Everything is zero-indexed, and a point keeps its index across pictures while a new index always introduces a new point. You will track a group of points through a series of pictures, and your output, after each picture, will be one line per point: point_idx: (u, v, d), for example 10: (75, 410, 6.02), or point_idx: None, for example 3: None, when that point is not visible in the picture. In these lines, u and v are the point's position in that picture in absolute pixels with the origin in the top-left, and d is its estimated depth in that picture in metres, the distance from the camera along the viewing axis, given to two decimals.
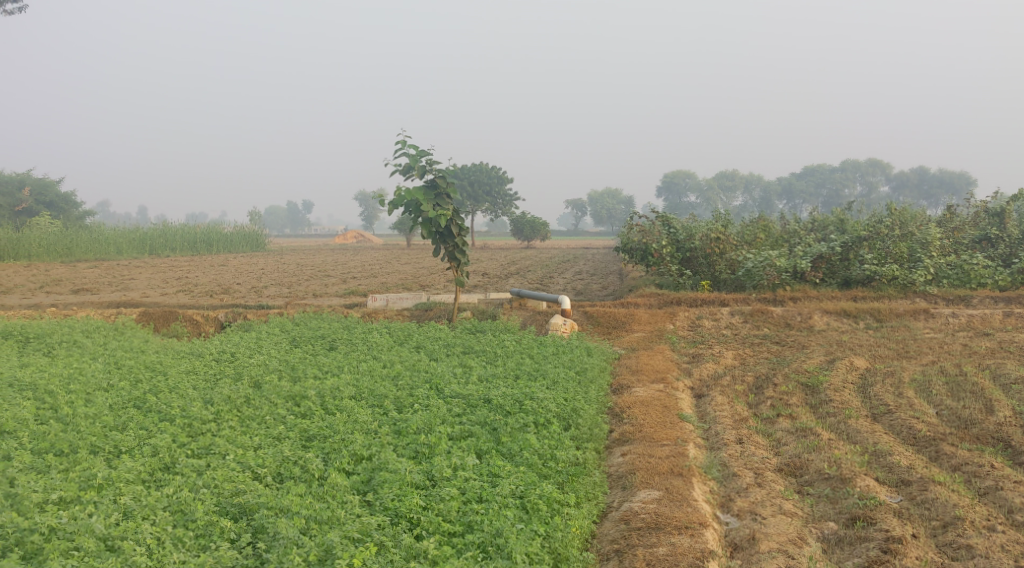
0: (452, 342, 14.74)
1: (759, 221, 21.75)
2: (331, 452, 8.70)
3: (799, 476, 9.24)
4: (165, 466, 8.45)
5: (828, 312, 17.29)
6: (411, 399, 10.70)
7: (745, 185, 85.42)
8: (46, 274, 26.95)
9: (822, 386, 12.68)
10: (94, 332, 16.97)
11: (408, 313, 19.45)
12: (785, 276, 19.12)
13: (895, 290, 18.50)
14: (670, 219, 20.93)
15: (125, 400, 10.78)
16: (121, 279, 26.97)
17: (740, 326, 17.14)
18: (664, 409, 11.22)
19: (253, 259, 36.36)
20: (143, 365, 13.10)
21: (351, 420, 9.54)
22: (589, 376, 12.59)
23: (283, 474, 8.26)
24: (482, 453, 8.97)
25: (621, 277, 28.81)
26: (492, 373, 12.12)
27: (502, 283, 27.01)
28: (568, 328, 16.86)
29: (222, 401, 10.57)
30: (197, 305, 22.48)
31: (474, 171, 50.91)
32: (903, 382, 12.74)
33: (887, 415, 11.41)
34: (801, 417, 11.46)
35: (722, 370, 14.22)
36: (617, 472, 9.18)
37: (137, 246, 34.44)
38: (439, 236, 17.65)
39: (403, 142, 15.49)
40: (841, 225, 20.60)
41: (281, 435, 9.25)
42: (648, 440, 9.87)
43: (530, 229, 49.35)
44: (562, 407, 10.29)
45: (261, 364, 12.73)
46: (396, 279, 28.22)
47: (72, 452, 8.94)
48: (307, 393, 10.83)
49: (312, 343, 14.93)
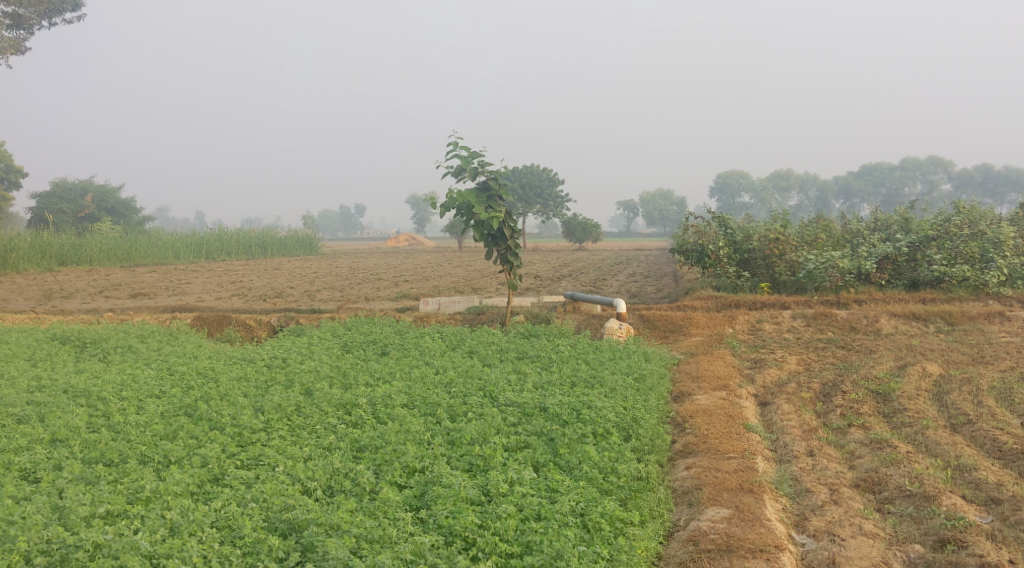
0: (505, 347, 14.40)
1: (820, 221, 21.01)
2: (383, 465, 8.40)
3: (877, 492, 8.68)
4: (214, 478, 8.22)
5: (896, 315, 16.56)
6: (465, 408, 10.36)
7: (801, 185, 83.63)
8: (106, 278, 27.31)
9: (894, 394, 12.03)
10: (149, 337, 17.02)
11: (460, 318, 19.16)
12: (849, 277, 18.39)
13: (966, 292, 17.67)
14: (727, 220, 20.34)
15: (176, 408, 10.64)
16: (178, 283, 27.19)
17: (803, 330, 16.48)
18: (728, 418, 10.71)
19: (307, 263, 36.52)
20: (196, 371, 12.99)
21: (403, 430, 9.23)
22: (648, 383, 12.12)
23: (334, 487, 7.98)
24: (539, 466, 8.59)
25: (677, 279, 28.19)
26: (547, 380, 11.74)
27: (556, 286, 26.60)
28: (623, 332, 16.40)
29: (273, 410, 10.36)
30: (251, 310, 22.50)
31: (526, 173, 50.65)
32: (982, 390, 12.03)
33: (967, 425, 10.74)
34: (874, 428, 10.86)
35: (786, 376, 13.64)
36: (682, 487, 8.72)
37: (194, 250, 34.80)
38: (491, 239, 17.33)
39: (455, 143, 15.18)
40: (906, 224, 19.75)
41: (331, 446, 8.97)
42: (713, 452, 9.38)
43: (582, 231, 48.87)
44: (621, 416, 9.85)
45: (313, 370, 12.53)
46: (448, 282, 28.01)
47: (121, 462, 8.77)
48: (358, 402, 10.57)
49: (363, 348, 14.73)
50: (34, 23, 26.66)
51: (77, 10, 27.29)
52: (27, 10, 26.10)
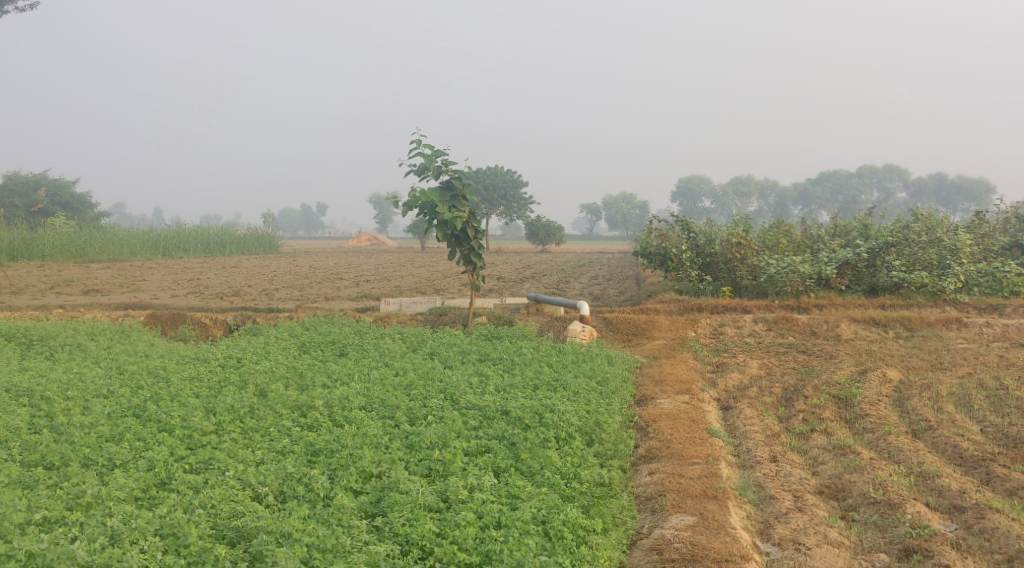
0: (467, 349, 14.16)
1: (782, 226, 21.04)
2: (338, 470, 8.11)
3: (841, 499, 8.61)
4: (161, 482, 7.88)
5: (856, 320, 16.59)
6: (424, 411, 10.10)
7: (761, 191, 84.43)
8: (58, 274, 26.60)
9: (855, 399, 12.00)
10: (99, 334, 16.52)
11: (422, 318, 18.89)
12: (810, 282, 18.42)
13: (924, 298, 17.75)
14: (689, 224, 20.32)
15: (124, 409, 10.25)
16: (133, 280, 26.57)
17: (764, 334, 16.45)
18: (691, 423, 10.58)
19: (267, 261, 35.97)
20: (146, 371, 12.57)
21: (360, 433, 8.96)
22: (611, 386, 11.96)
23: (286, 493, 7.70)
24: (500, 471, 8.36)
25: (639, 282, 28.17)
26: (509, 383, 11.52)
27: (518, 288, 26.43)
28: (586, 335, 16.24)
29: (225, 411, 10.03)
30: (207, 308, 21.99)
31: (489, 174, 50.45)
32: (942, 396, 12.04)
33: (928, 431, 10.73)
34: (837, 433, 10.81)
35: (748, 380, 13.56)
36: (645, 493, 8.56)
37: (152, 247, 34.08)
38: (455, 240, 17.09)
39: (419, 141, 14.87)
40: (865, 230, 19.85)
41: (285, 450, 8.68)
42: (677, 458, 9.23)
43: (544, 234, 48.81)
44: (584, 420, 9.66)
45: (268, 371, 12.18)
46: (409, 282, 27.70)
47: (62, 465, 8.38)
48: (314, 404, 10.28)
49: (321, 349, 14.41)
50: None
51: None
52: None
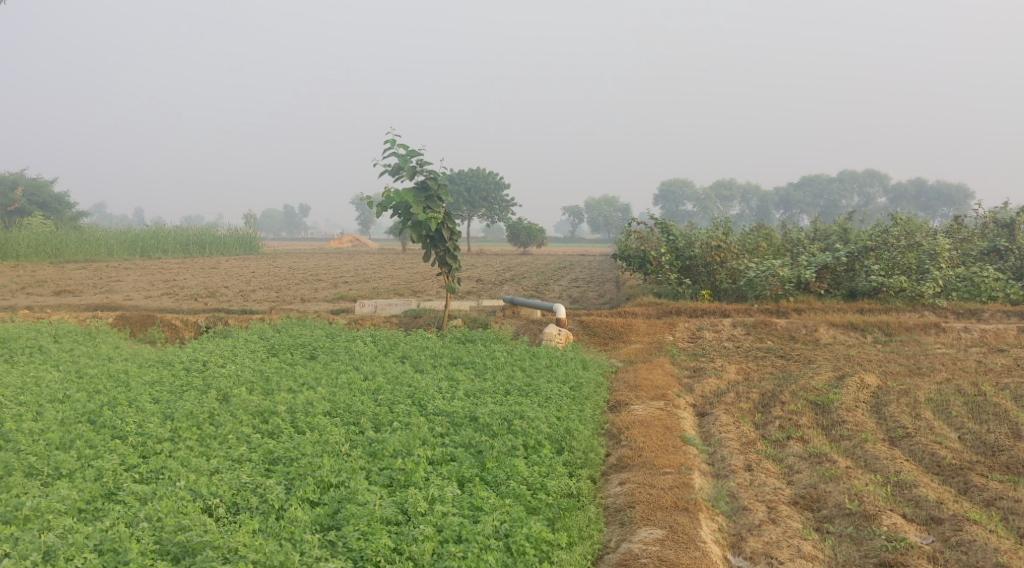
0: (439, 352, 13.85)
1: (761, 229, 20.85)
2: (295, 480, 7.79)
3: (816, 510, 8.38)
4: (108, 492, 7.56)
5: (834, 325, 16.41)
6: (391, 417, 9.79)
7: (743, 195, 84.52)
8: (31, 274, 26.06)
9: (832, 405, 11.79)
10: (64, 337, 16.07)
11: (396, 321, 18.55)
12: (789, 286, 18.24)
13: (903, 303, 17.60)
14: (669, 227, 20.16)
15: (78, 415, 9.86)
16: (107, 281, 26.05)
17: (742, 338, 16.24)
18: (665, 430, 10.32)
19: (245, 262, 35.49)
20: (107, 374, 12.17)
21: (321, 441, 8.63)
22: (585, 392, 11.68)
23: (239, 504, 7.38)
24: (464, 482, 8.08)
25: (619, 285, 27.95)
26: (480, 388, 11.22)
27: (497, 290, 26.12)
28: (562, 338, 15.96)
29: (183, 417, 9.67)
30: (179, 310, 21.53)
31: (471, 175, 50.11)
32: (919, 402, 11.84)
33: (906, 439, 10.53)
34: (813, 441, 10.59)
35: (725, 386, 13.31)
36: (615, 505, 8.30)
37: (129, 247, 33.52)
38: (430, 241, 16.78)
39: (392, 141, 14.53)
40: (845, 234, 19.71)
41: (242, 458, 8.34)
42: (649, 467, 8.96)
43: (526, 236, 48.51)
44: (554, 427, 9.37)
45: (233, 375, 11.81)
46: (388, 284, 27.33)
47: (6, 475, 8.02)
48: (277, 410, 9.94)
49: (291, 352, 14.06)
50: None
51: None
52: None
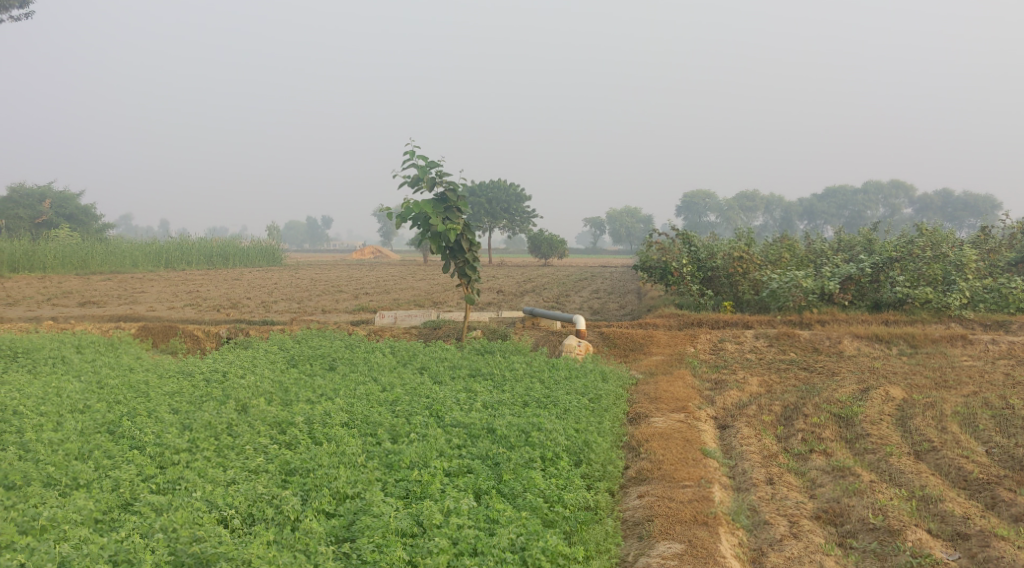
0: (458, 363, 13.80)
1: (784, 240, 20.65)
2: (311, 491, 7.75)
3: (839, 525, 8.23)
4: (125, 503, 7.57)
5: (858, 336, 16.21)
6: (408, 428, 9.75)
7: (767, 206, 83.98)
8: (57, 285, 26.32)
9: (856, 418, 11.61)
10: (87, 347, 16.18)
11: (416, 332, 18.53)
12: (813, 297, 18.03)
13: (929, 314, 17.36)
14: (691, 238, 20.02)
15: (97, 425, 9.89)
16: (131, 292, 26.26)
17: (765, 350, 16.06)
18: (685, 443, 10.19)
19: (267, 274, 35.68)
20: (128, 385, 12.21)
21: (338, 452, 8.60)
22: (604, 404, 11.57)
23: (255, 516, 7.35)
24: (480, 494, 8.00)
25: (641, 297, 27.80)
26: (498, 399, 11.15)
27: (518, 301, 26.05)
28: (582, 350, 15.85)
29: (201, 428, 9.67)
30: (201, 321, 21.65)
31: (492, 187, 50.15)
32: (946, 415, 11.63)
33: (931, 452, 10.34)
34: (836, 454, 10.42)
35: (747, 398, 13.15)
36: (633, 518, 8.19)
37: (154, 259, 33.81)
38: (449, 252, 16.76)
39: (411, 152, 14.53)
40: (869, 245, 19.48)
41: (258, 468, 8.32)
42: (668, 480, 8.85)
43: (547, 248, 48.42)
44: (572, 439, 9.28)
45: (252, 385, 11.82)
46: (409, 296, 27.35)
47: (24, 485, 8.05)
48: (294, 420, 9.91)
49: (310, 363, 14.07)
50: None
51: (26, 7, 25.86)
52: None
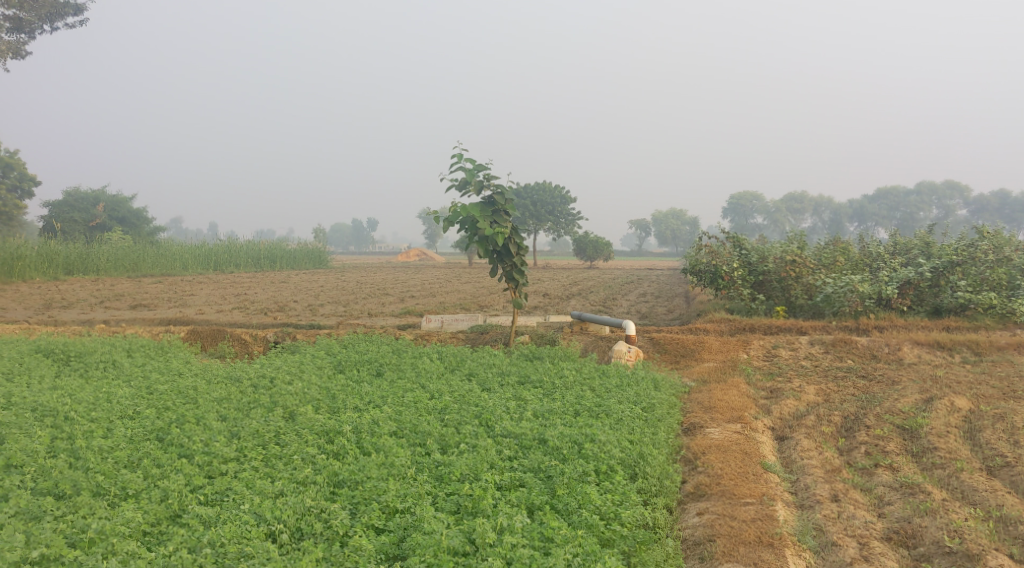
0: (507, 369, 13.57)
1: (838, 243, 20.05)
2: (360, 505, 7.55)
3: (912, 547, 7.90)
4: (173, 514, 7.44)
5: (919, 343, 15.63)
6: (458, 438, 9.53)
7: (816, 208, 82.53)
8: (109, 288, 26.66)
9: (922, 430, 11.12)
10: (137, 351, 16.26)
11: (463, 337, 18.34)
12: (870, 302, 17.46)
13: (993, 321, 16.71)
14: (742, 240, 19.55)
15: (146, 431, 9.82)
16: (181, 295, 26.48)
17: (821, 357, 15.56)
18: (744, 456, 9.82)
19: (314, 276, 35.84)
20: (176, 390, 12.17)
21: (387, 463, 8.40)
22: (658, 414, 11.24)
23: (303, 530, 7.17)
24: (533, 510, 7.75)
25: (688, 301, 27.32)
26: (549, 408, 10.89)
27: (564, 305, 25.72)
28: (632, 356, 15.52)
29: (249, 436, 9.55)
30: (249, 324, 21.71)
31: (537, 190, 49.90)
32: (1017, 428, 11.09)
33: (1005, 468, 9.84)
34: (903, 469, 9.97)
35: (805, 408, 12.71)
36: (693, 538, 7.91)
37: (203, 262, 34.16)
38: (497, 256, 16.52)
39: (459, 155, 14.32)
40: (927, 248, 18.83)
41: (306, 480, 8.14)
42: (728, 497, 8.51)
43: (592, 250, 48.03)
44: (627, 451, 8.98)
45: (299, 392, 11.69)
46: (454, 299, 27.21)
47: (74, 494, 7.98)
48: (342, 429, 9.74)
49: (357, 369, 13.95)
50: (35, 27, 25.54)
51: (80, 15, 26.21)
52: (28, 14, 24.97)
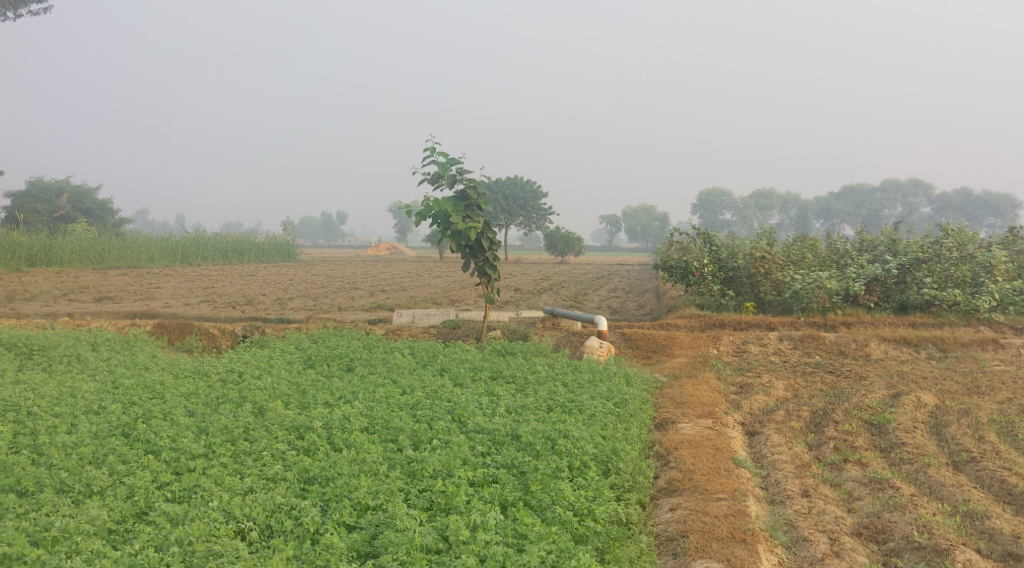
0: (478, 365, 13.52)
1: (806, 239, 20.20)
2: (331, 502, 7.47)
3: (882, 542, 7.98)
4: (139, 512, 7.31)
5: (886, 339, 15.80)
6: (430, 434, 9.46)
7: (783, 204, 83.24)
8: (74, 280, 26.21)
9: (889, 425, 11.23)
10: (102, 345, 15.99)
11: (434, 332, 18.26)
12: (837, 299, 17.62)
13: (957, 317, 16.92)
14: (712, 236, 19.63)
15: (112, 427, 9.64)
16: (147, 288, 26.10)
17: (789, 352, 15.68)
18: (715, 451, 9.86)
19: (283, 269, 35.53)
20: (143, 385, 11.97)
21: (359, 459, 8.32)
22: (629, 409, 11.25)
23: (273, 528, 7.08)
24: (507, 506, 7.71)
25: (659, 296, 27.43)
26: (521, 404, 10.85)
27: (535, 300, 25.70)
28: (604, 351, 15.53)
29: (217, 432, 9.41)
30: (217, 318, 21.44)
31: (509, 184, 49.81)
32: (981, 423, 11.23)
33: (971, 463, 9.96)
34: (872, 464, 10.05)
35: (774, 403, 12.79)
36: (666, 533, 7.92)
37: (170, 254, 33.69)
38: (469, 251, 16.45)
39: (432, 149, 14.21)
40: (894, 246, 19.04)
41: (276, 476, 8.03)
42: (700, 492, 8.53)
43: (563, 245, 48.07)
44: (600, 447, 8.97)
45: (269, 387, 11.55)
46: (425, 293, 27.09)
47: (37, 492, 7.81)
48: (312, 425, 9.63)
49: (327, 364, 13.83)
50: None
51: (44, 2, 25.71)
52: None
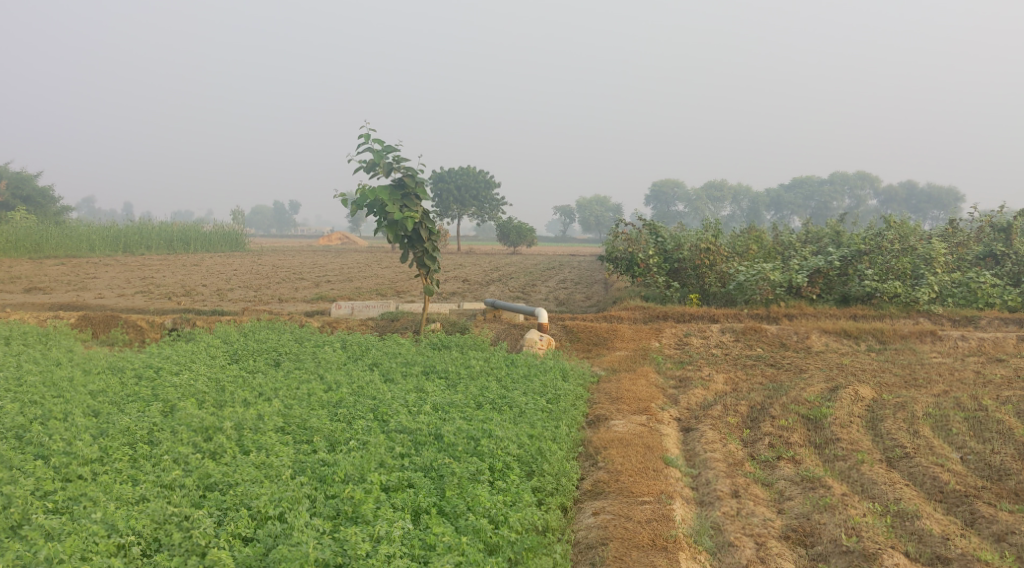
0: (412, 359, 13.02)
1: (752, 231, 20.03)
2: (229, 511, 7.00)
3: (809, 546, 7.73)
4: (15, 526, 6.79)
5: (827, 331, 15.62)
6: (348, 434, 8.96)
7: (734, 196, 83.83)
8: (3, 270, 25.12)
9: (826, 420, 11.01)
10: (18, 339, 15.14)
11: (372, 324, 17.70)
12: (780, 290, 17.46)
13: (897, 309, 16.81)
14: (658, 228, 19.34)
15: (3, 430, 8.97)
16: (81, 278, 25.09)
17: (731, 345, 15.45)
18: (646, 450, 9.49)
19: (227, 259, 34.58)
20: (49, 382, 11.24)
21: (266, 463, 7.82)
22: (562, 406, 10.86)
23: (160, 542, 6.64)
24: (419, 513, 7.29)
25: (608, 288, 27.18)
26: (450, 401, 10.38)
27: (482, 291, 25.24)
28: (543, 344, 15.16)
29: (119, 434, 8.81)
30: (150, 310, 20.59)
31: (461, 174, 49.14)
32: (917, 417, 11.06)
33: (904, 460, 9.74)
34: (805, 462, 9.79)
35: (713, 398, 12.50)
36: (586, 541, 7.60)
37: (111, 243, 32.55)
38: (407, 241, 15.92)
39: (366, 136, 13.63)
40: (837, 237, 18.95)
41: (174, 482, 7.49)
42: (626, 495, 8.20)
43: (516, 236, 47.68)
44: (524, 447, 8.57)
45: (184, 384, 10.93)
46: (371, 284, 26.46)
47: None
48: (222, 426, 9.03)
49: (254, 358, 13.22)
50: None
51: None
52: None
